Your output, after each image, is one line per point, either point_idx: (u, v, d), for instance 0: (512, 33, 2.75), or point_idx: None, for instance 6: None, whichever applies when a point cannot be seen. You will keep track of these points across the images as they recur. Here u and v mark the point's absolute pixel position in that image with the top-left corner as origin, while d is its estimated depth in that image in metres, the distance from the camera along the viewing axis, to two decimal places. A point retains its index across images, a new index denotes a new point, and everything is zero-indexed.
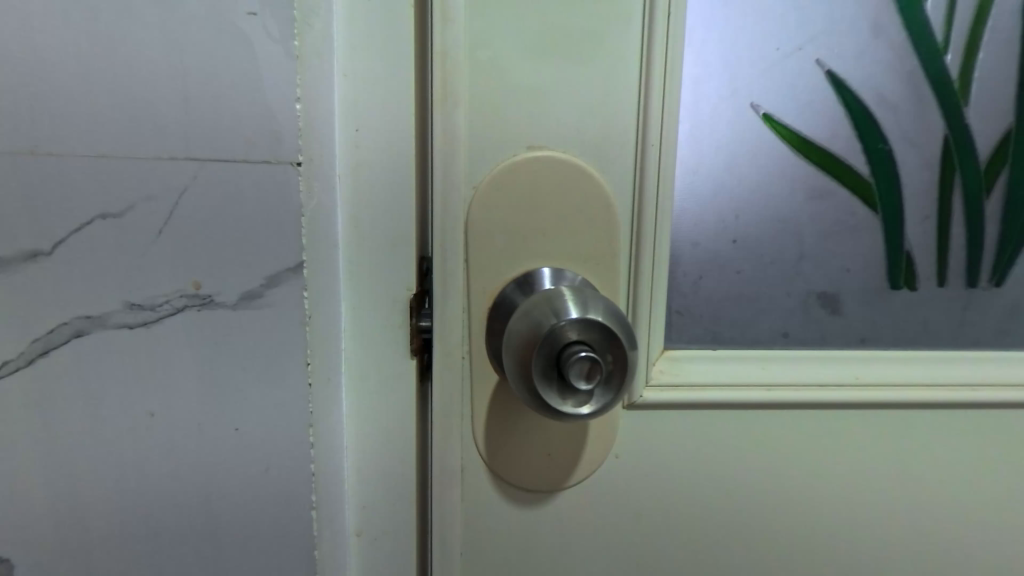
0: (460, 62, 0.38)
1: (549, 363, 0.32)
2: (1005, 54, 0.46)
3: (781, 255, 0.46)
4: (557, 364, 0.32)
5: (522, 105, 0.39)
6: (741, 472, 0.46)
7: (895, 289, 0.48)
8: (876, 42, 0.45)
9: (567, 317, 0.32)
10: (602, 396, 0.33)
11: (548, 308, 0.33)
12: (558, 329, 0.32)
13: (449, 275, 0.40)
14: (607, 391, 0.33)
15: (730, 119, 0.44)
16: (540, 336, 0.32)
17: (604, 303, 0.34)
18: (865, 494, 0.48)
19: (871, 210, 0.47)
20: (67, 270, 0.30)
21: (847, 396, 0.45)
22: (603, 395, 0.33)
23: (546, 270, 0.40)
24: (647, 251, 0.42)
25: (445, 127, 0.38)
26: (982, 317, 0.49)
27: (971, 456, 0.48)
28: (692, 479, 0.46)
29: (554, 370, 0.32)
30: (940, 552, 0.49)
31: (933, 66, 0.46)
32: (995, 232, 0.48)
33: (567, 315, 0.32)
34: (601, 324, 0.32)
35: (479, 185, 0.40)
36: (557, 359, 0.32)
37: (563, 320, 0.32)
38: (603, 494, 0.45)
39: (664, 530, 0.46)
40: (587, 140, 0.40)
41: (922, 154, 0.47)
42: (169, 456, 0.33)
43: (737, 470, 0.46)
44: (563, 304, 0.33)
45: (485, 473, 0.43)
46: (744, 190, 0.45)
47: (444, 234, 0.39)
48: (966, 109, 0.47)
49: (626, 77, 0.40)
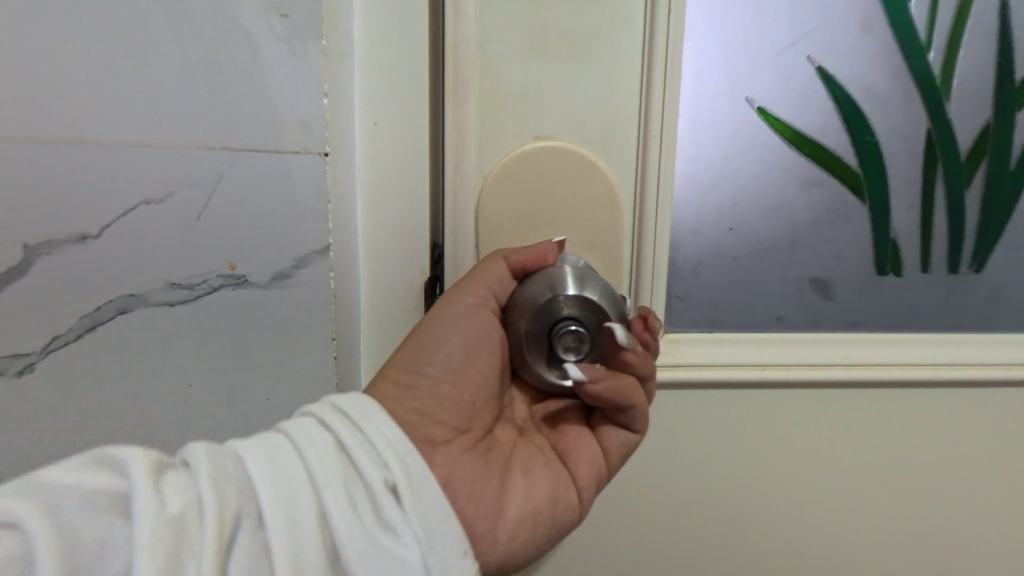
0: (472, 53, 0.39)
1: (541, 333, 0.35)
2: (980, 52, 0.49)
3: (776, 243, 0.48)
4: (548, 335, 0.35)
5: (529, 96, 0.41)
6: (739, 449, 0.48)
7: (883, 275, 0.50)
8: (865, 39, 0.47)
9: (563, 292, 0.35)
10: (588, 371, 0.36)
11: (548, 282, 0.36)
12: (554, 303, 0.34)
13: (460, 262, 0.41)
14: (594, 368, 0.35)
15: (728, 112, 0.46)
16: (536, 310, 0.35)
17: (602, 282, 0.36)
18: (856, 469, 0.50)
19: (859, 200, 0.49)
20: (114, 251, 0.33)
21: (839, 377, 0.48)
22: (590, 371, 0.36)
23: None
24: (649, 237, 0.44)
25: (456, 117, 0.39)
26: (963, 301, 0.52)
27: (954, 432, 0.51)
28: (694, 457, 0.48)
29: (546, 340, 0.35)
30: (925, 525, 0.52)
31: (918, 63, 0.48)
32: (975, 220, 0.51)
33: (564, 290, 0.35)
34: (594, 303, 0.34)
35: (489, 174, 0.41)
36: (549, 330, 0.35)
37: (559, 295, 0.35)
38: None
39: (663, 506, 0.48)
40: (592, 131, 0.42)
41: (907, 146, 0.49)
42: (209, 423, 0.36)
43: (734, 447, 0.48)
44: (562, 279, 0.35)
45: None
46: (740, 180, 0.47)
47: (455, 222, 0.40)
48: (947, 104, 0.49)
49: (629, 71, 0.42)
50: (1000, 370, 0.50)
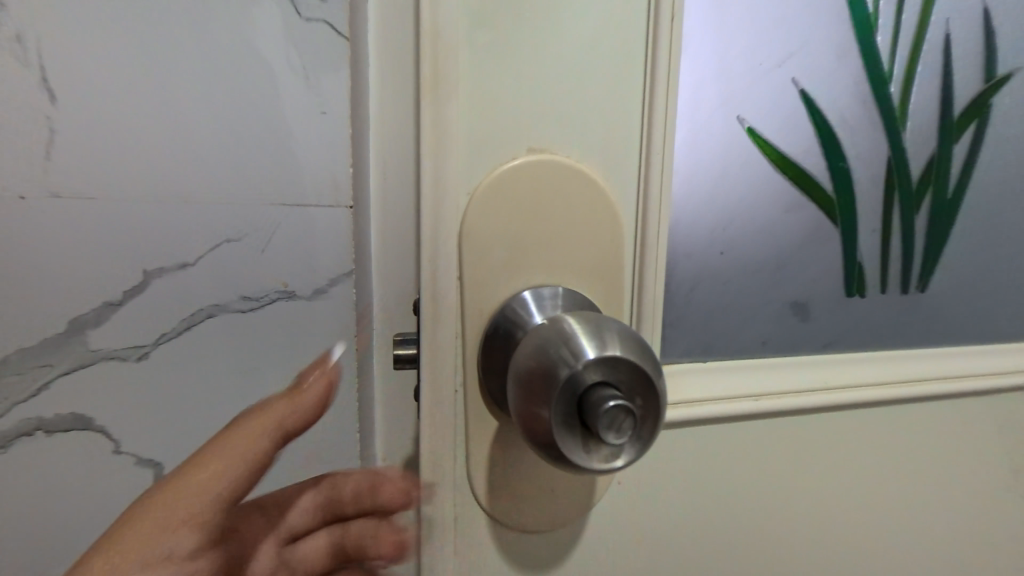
0: (455, 44, 0.33)
1: (567, 413, 0.25)
2: (929, 86, 0.52)
3: (762, 265, 0.47)
4: (577, 413, 0.25)
5: (521, 100, 0.35)
6: (741, 486, 0.44)
7: (851, 297, 0.52)
8: (840, 65, 0.48)
9: (580, 354, 0.26)
10: (629, 451, 0.25)
11: (555, 343, 0.27)
12: (571, 369, 0.26)
13: (441, 293, 0.34)
14: (641, 437, 0.26)
15: (719, 130, 0.44)
16: (537, 380, 0.27)
17: (618, 328, 0.28)
18: (850, 497, 0.48)
19: (832, 222, 0.50)
20: None
21: (833, 403, 0.46)
22: (637, 443, 0.26)
23: (528, 294, 0.35)
24: (650, 262, 0.40)
25: (435, 120, 0.33)
26: (917, 319, 0.55)
27: (934, 452, 0.51)
28: (696, 500, 0.43)
29: (574, 421, 0.25)
30: (910, 549, 0.51)
31: (882, 91, 0.50)
32: (924, 243, 0.55)
33: (580, 351, 0.26)
34: (618, 355, 0.26)
35: (476, 191, 0.35)
36: (576, 407, 0.25)
37: (575, 357, 0.26)
38: (606, 528, 0.40)
39: (665, 558, 0.43)
40: (590, 143, 0.37)
41: (872, 171, 0.51)
42: None
43: (736, 485, 0.44)
44: (573, 337, 0.27)
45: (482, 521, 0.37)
46: (731, 202, 0.45)
47: (435, 246, 0.34)
48: (904, 134, 0.52)
49: (630, 78, 0.37)
50: (965, 382, 0.51)
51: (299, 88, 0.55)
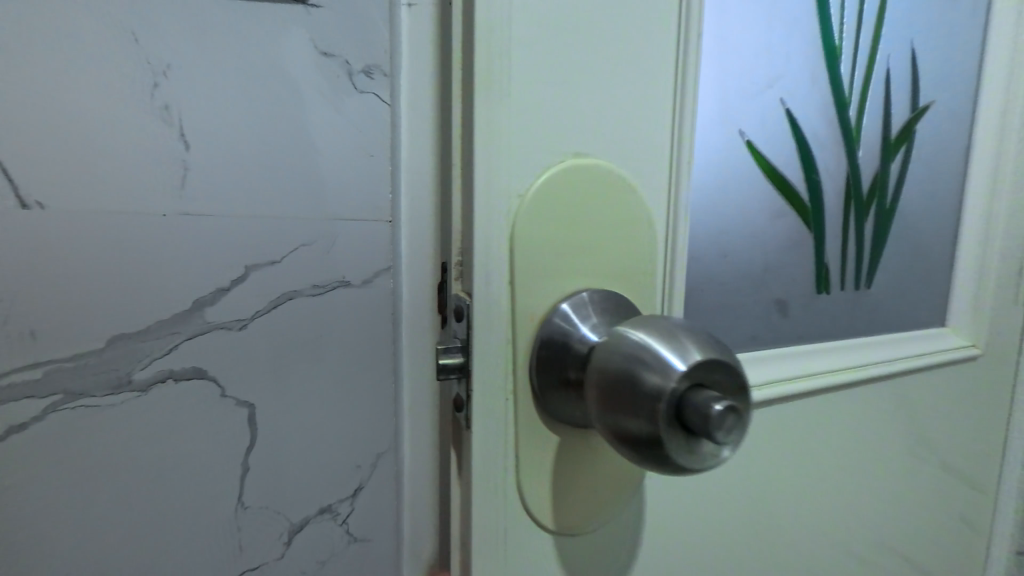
0: (503, 36, 0.31)
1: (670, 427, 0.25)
2: (875, 108, 0.60)
3: (754, 267, 0.52)
4: (677, 424, 0.25)
5: (565, 98, 0.34)
6: (759, 476, 0.46)
7: (820, 293, 0.58)
8: (813, 87, 0.54)
9: (661, 366, 0.25)
10: (735, 444, 0.25)
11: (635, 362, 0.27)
12: (656, 383, 0.25)
13: (490, 301, 0.33)
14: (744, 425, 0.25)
15: (721, 143, 0.48)
16: (626, 400, 0.27)
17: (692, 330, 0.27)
18: (844, 477, 0.52)
19: (807, 227, 0.56)
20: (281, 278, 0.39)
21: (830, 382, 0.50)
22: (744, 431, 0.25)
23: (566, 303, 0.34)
24: (679, 265, 0.41)
25: (483, 116, 0.31)
26: (870, 310, 0.63)
27: (904, 430, 0.56)
28: (729, 489, 0.44)
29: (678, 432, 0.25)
30: (892, 521, 0.56)
31: (842, 112, 0.57)
32: (872, 246, 0.63)
33: (659, 365, 0.26)
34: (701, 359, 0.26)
35: (525, 194, 0.33)
36: (673, 419, 0.25)
37: (657, 371, 0.25)
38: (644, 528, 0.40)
39: (696, 553, 0.43)
40: (628, 145, 0.37)
41: (834, 182, 0.58)
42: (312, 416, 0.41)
43: (755, 475, 0.46)
44: (651, 351, 0.26)
45: (532, 533, 0.35)
46: (731, 209, 0.49)
47: (484, 253, 0.32)
48: (858, 150, 0.59)
49: (661, 83, 0.37)
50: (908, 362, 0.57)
51: (312, 57, 0.37)
